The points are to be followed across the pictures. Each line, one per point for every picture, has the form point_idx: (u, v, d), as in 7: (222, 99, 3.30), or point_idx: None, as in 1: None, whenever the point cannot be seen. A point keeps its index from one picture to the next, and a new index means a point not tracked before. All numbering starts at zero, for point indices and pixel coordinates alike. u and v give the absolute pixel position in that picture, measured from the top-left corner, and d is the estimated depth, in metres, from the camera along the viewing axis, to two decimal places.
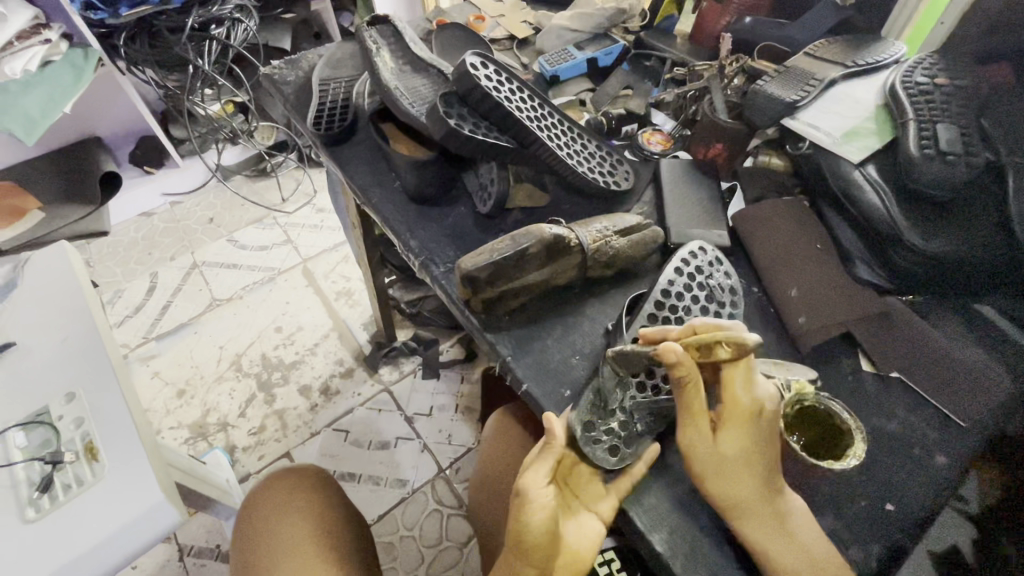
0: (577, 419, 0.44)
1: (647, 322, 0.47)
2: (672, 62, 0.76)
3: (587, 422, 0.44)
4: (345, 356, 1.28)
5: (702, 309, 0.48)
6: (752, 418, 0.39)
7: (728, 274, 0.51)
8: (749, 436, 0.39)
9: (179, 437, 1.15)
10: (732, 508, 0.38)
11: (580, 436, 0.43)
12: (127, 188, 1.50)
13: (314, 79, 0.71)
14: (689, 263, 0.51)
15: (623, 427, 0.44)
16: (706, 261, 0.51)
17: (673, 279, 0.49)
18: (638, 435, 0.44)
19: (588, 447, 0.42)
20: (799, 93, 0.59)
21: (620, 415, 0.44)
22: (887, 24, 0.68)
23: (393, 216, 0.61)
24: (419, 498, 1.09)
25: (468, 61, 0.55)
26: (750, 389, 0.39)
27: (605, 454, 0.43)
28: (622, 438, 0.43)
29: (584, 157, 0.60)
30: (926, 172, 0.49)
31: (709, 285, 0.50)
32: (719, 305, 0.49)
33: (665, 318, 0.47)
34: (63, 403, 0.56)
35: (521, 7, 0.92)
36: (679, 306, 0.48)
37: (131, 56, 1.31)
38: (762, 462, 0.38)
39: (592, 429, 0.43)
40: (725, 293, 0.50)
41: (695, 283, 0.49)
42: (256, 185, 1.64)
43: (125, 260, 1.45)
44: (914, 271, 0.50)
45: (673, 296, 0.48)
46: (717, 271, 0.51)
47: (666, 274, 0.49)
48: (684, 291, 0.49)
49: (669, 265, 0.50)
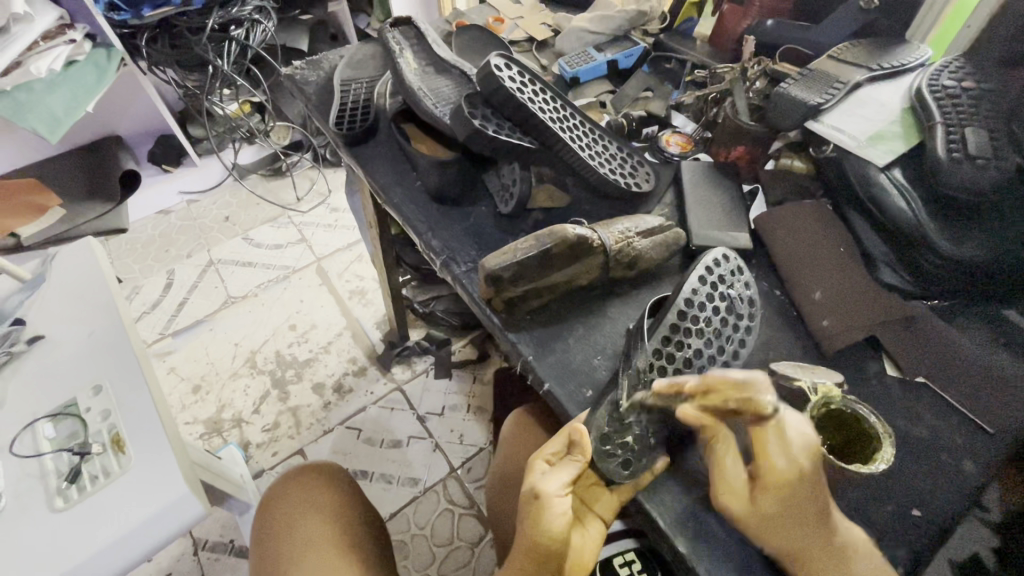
0: (596, 428, 0.43)
1: (667, 334, 0.46)
2: (692, 64, 0.76)
3: (603, 433, 0.43)
4: (358, 354, 1.29)
5: (722, 321, 0.48)
6: (792, 483, 0.35)
7: (748, 286, 0.50)
8: (790, 498, 0.36)
9: (195, 433, 1.17)
10: (790, 554, 0.37)
11: (596, 448, 0.42)
12: (145, 186, 1.52)
13: (336, 80, 0.71)
14: (712, 271, 0.50)
15: (638, 441, 0.43)
16: (729, 269, 0.50)
17: (697, 287, 0.48)
18: (651, 448, 0.43)
19: (603, 460, 0.42)
20: (823, 97, 0.59)
21: (635, 428, 0.43)
22: (912, 25, 0.68)
23: (415, 215, 0.62)
24: (430, 497, 1.09)
25: (492, 62, 0.56)
26: (787, 446, 0.35)
27: (618, 468, 0.42)
28: (636, 452, 0.43)
29: (606, 159, 0.60)
30: (955, 176, 0.48)
31: (730, 296, 0.49)
32: (738, 317, 0.49)
33: (685, 330, 0.46)
34: (90, 396, 0.57)
35: (540, 9, 0.92)
36: (700, 316, 0.47)
37: (153, 56, 1.33)
38: (809, 509, 0.36)
39: (608, 440, 0.43)
40: (745, 304, 0.49)
41: (717, 293, 0.49)
42: (272, 184, 1.66)
43: (143, 257, 1.47)
44: (940, 277, 0.49)
45: (695, 306, 0.47)
46: (737, 281, 0.50)
47: (690, 282, 0.48)
48: (706, 301, 0.48)
49: (694, 274, 0.48)
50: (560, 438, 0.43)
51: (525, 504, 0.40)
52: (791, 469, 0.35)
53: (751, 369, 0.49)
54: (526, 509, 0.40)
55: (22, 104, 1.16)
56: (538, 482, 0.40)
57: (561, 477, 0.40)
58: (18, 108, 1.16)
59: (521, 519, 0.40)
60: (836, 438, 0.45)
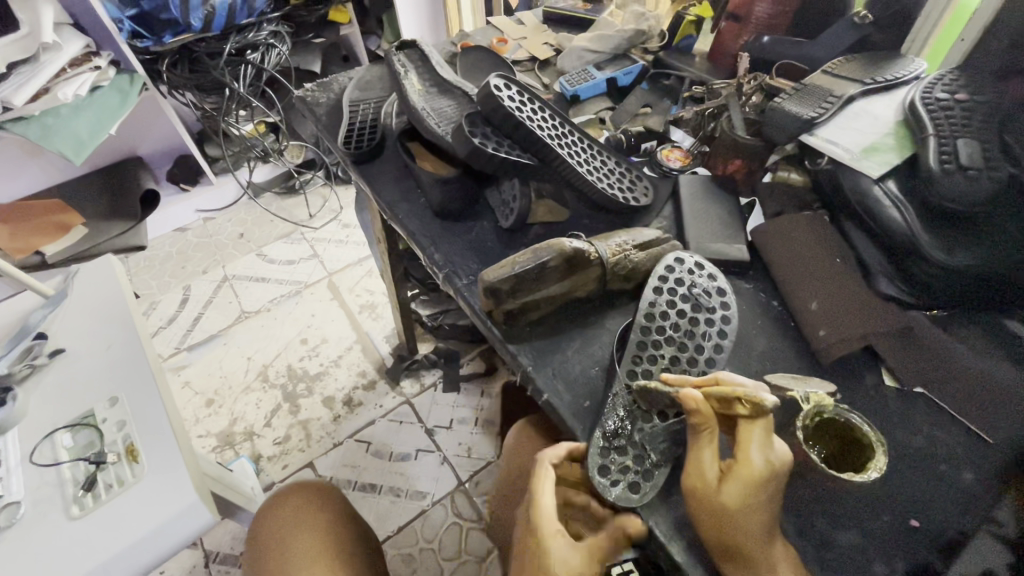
0: (592, 464, 0.43)
1: (638, 351, 0.48)
2: (691, 80, 0.78)
3: (601, 465, 0.43)
4: (367, 368, 1.31)
5: (691, 321, 0.49)
6: (761, 482, 0.36)
7: (712, 278, 0.52)
8: (752, 496, 0.36)
9: (208, 446, 1.19)
10: (728, 551, 0.37)
11: (597, 483, 0.43)
12: (163, 206, 1.58)
13: (345, 101, 0.75)
14: (668, 277, 0.51)
15: (638, 461, 0.44)
16: (687, 270, 0.52)
17: (654, 300, 0.50)
18: (654, 467, 0.43)
19: (607, 491, 0.42)
20: (816, 111, 0.60)
21: (632, 449, 0.44)
22: (908, 38, 0.70)
23: (419, 231, 0.64)
24: (438, 510, 1.10)
25: (492, 82, 0.58)
26: (770, 440, 0.38)
27: (627, 494, 0.42)
28: (640, 473, 0.43)
29: (604, 174, 0.61)
30: (947, 187, 0.49)
31: (694, 295, 0.51)
32: (708, 312, 0.50)
33: (654, 342, 0.48)
34: (107, 406, 0.59)
35: (543, 30, 0.95)
36: (665, 323, 0.49)
37: (174, 80, 1.39)
38: (762, 518, 0.37)
39: (607, 471, 0.43)
40: (711, 298, 0.51)
41: (680, 295, 0.50)
42: (285, 202, 1.70)
43: (161, 274, 1.51)
44: (936, 286, 0.49)
45: (657, 317, 0.49)
46: (701, 276, 0.52)
47: (646, 296, 0.50)
48: (667, 308, 0.50)
49: (648, 287, 0.51)
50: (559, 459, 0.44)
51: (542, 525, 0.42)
52: (766, 467, 0.37)
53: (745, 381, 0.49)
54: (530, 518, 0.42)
55: (50, 128, 1.20)
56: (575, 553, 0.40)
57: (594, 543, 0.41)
58: (46, 131, 1.19)
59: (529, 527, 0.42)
60: (849, 441, 0.44)
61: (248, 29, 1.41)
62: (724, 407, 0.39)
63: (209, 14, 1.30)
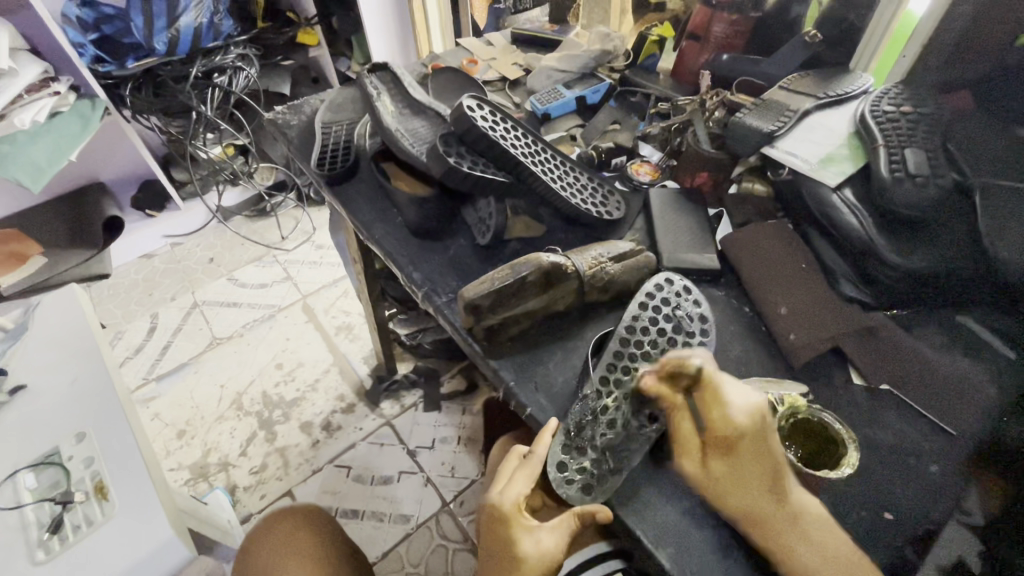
0: (551, 458, 0.45)
1: (613, 361, 0.49)
2: (656, 97, 0.81)
3: (560, 462, 0.45)
4: (346, 391, 1.29)
5: (669, 341, 0.50)
6: (737, 443, 0.39)
7: (697, 304, 0.53)
8: (738, 459, 0.39)
9: (180, 479, 1.15)
10: (748, 517, 0.38)
11: (553, 478, 0.44)
12: (129, 232, 1.54)
13: (317, 123, 0.75)
14: (654, 295, 0.53)
15: (595, 465, 0.44)
16: (674, 292, 0.54)
17: (638, 314, 0.52)
18: (611, 474, 0.44)
19: (560, 488, 0.43)
20: (775, 124, 0.63)
21: (592, 453, 0.45)
22: (854, 57, 0.74)
23: (396, 250, 0.64)
24: (424, 532, 1.08)
25: (464, 103, 0.59)
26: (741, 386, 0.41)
27: (580, 494, 0.43)
28: (595, 477, 0.44)
29: (577, 190, 0.63)
30: (899, 194, 0.52)
31: (676, 315, 0.52)
32: (687, 333, 0.51)
33: (630, 354, 0.49)
34: (73, 443, 0.57)
35: (511, 50, 0.97)
36: (644, 341, 0.50)
37: (137, 105, 1.36)
38: (761, 478, 0.38)
39: (565, 468, 0.44)
40: (693, 321, 0.52)
41: (662, 315, 0.52)
42: (257, 224, 1.68)
43: (127, 302, 1.47)
44: (897, 287, 0.52)
45: (638, 331, 0.51)
46: (687, 299, 0.53)
47: (630, 310, 0.52)
48: (649, 324, 0.51)
49: (633, 302, 0.52)
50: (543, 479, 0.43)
51: (505, 522, 0.42)
52: (738, 426, 0.39)
53: None
54: (494, 518, 0.43)
55: (5, 155, 1.16)
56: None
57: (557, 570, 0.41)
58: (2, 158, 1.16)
59: (494, 526, 0.42)
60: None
61: (214, 53, 1.40)
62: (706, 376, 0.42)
63: (174, 37, 1.31)
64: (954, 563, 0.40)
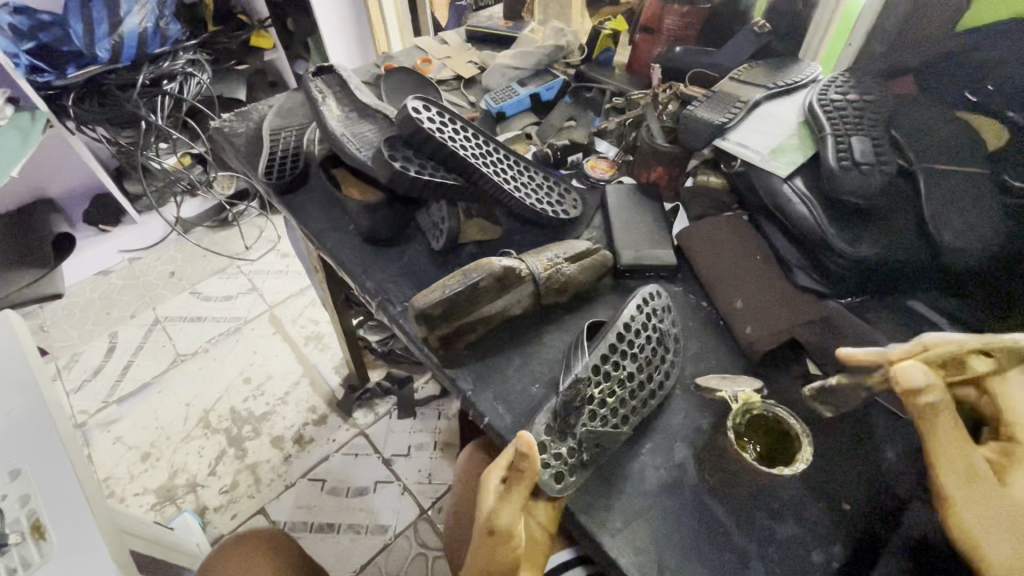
0: (532, 435, 0.43)
1: (607, 352, 0.47)
2: (611, 92, 0.80)
3: (539, 442, 0.43)
4: (317, 402, 1.25)
5: (654, 349, 0.49)
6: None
7: (673, 323, 0.52)
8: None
9: (145, 504, 1.10)
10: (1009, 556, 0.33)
11: (530, 454, 0.42)
12: (81, 250, 1.46)
13: (265, 130, 0.72)
14: (649, 301, 0.51)
15: (571, 453, 0.43)
16: (664, 303, 0.52)
17: (634, 315, 0.49)
18: (581, 466, 0.43)
19: (535, 468, 0.41)
20: (726, 116, 0.63)
21: (570, 441, 0.43)
22: (802, 47, 0.76)
23: (349, 259, 0.62)
24: (402, 541, 1.06)
25: (409, 105, 0.57)
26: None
27: (551, 480, 0.41)
28: (568, 466, 0.42)
29: (532, 189, 0.62)
30: (845, 182, 0.52)
31: (660, 328, 0.50)
32: (666, 348, 0.50)
33: (621, 352, 0.47)
34: (8, 480, 0.53)
35: (466, 49, 0.95)
36: (635, 343, 0.48)
37: (81, 116, 1.29)
38: None
39: (543, 449, 0.42)
40: (671, 339, 0.51)
41: (651, 321, 0.50)
42: (218, 235, 1.62)
43: (82, 322, 1.41)
44: (847, 277, 0.53)
45: (632, 331, 0.48)
46: (670, 314, 0.52)
47: (628, 309, 0.49)
48: (641, 328, 0.49)
49: (632, 300, 0.50)
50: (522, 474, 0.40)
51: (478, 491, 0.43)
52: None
53: (680, 387, 0.50)
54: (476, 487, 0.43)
55: None
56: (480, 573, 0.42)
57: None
58: None
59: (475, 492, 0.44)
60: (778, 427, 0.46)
61: (162, 59, 1.34)
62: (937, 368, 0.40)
63: (117, 44, 1.25)
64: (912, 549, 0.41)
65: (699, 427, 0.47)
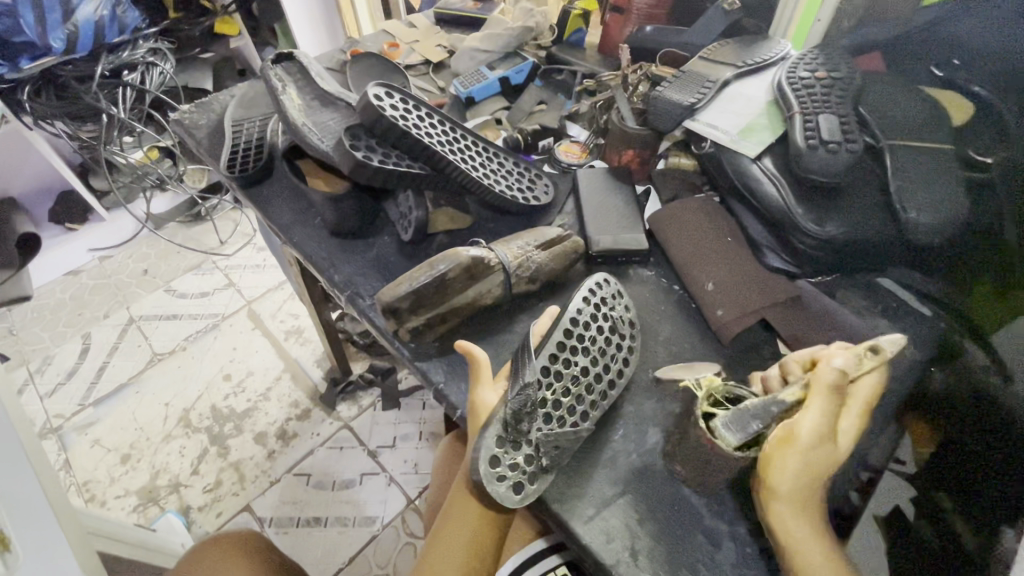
0: (484, 450, 0.41)
1: (555, 352, 0.45)
2: (583, 74, 0.79)
3: (493, 455, 0.41)
4: (299, 397, 1.24)
5: (606, 340, 0.48)
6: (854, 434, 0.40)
7: (628, 309, 0.52)
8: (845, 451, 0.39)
9: (127, 506, 1.09)
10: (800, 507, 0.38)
11: (485, 472, 0.40)
12: (47, 249, 1.42)
13: (226, 121, 0.69)
14: (595, 293, 0.50)
15: (529, 461, 0.41)
16: (611, 292, 0.51)
17: (581, 308, 0.48)
18: (542, 472, 0.41)
19: (491, 484, 0.40)
20: (695, 97, 0.62)
21: (526, 449, 0.42)
22: (773, 22, 0.72)
23: (317, 253, 0.60)
24: (390, 532, 1.06)
25: (371, 92, 0.55)
26: (861, 413, 0.40)
27: (509, 492, 0.40)
28: (527, 475, 0.41)
29: (501, 176, 0.61)
30: (814, 161, 0.52)
31: (612, 317, 0.50)
32: (620, 337, 0.50)
33: (571, 347, 0.46)
34: None
35: (434, 32, 0.93)
36: (585, 336, 0.47)
37: (38, 110, 1.24)
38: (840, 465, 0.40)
39: (498, 463, 0.40)
40: (625, 325, 0.50)
41: (600, 313, 0.49)
42: (192, 230, 1.58)
43: (54, 323, 1.37)
44: (815, 255, 0.53)
45: (580, 325, 0.47)
46: (619, 302, 0.51)
47: (574, 302, 0.48)
48: (590, 321, 0.48)
49: (577, 294, 0.49)
50: (494, 410, 0.43)
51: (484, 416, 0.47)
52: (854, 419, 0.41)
53: (652, 372, 0.50)
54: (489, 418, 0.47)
55: None
56: (451, 565, 0.42)
57: (476, 561, 0.43)
58: None
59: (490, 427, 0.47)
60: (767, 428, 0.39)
61: (122, 49, 1.29)
62: (838, 393, 0.38)
63: (72, 34, 1.17)
64: (889, 511, 0.42)
65: (671, 411, 0.48)
